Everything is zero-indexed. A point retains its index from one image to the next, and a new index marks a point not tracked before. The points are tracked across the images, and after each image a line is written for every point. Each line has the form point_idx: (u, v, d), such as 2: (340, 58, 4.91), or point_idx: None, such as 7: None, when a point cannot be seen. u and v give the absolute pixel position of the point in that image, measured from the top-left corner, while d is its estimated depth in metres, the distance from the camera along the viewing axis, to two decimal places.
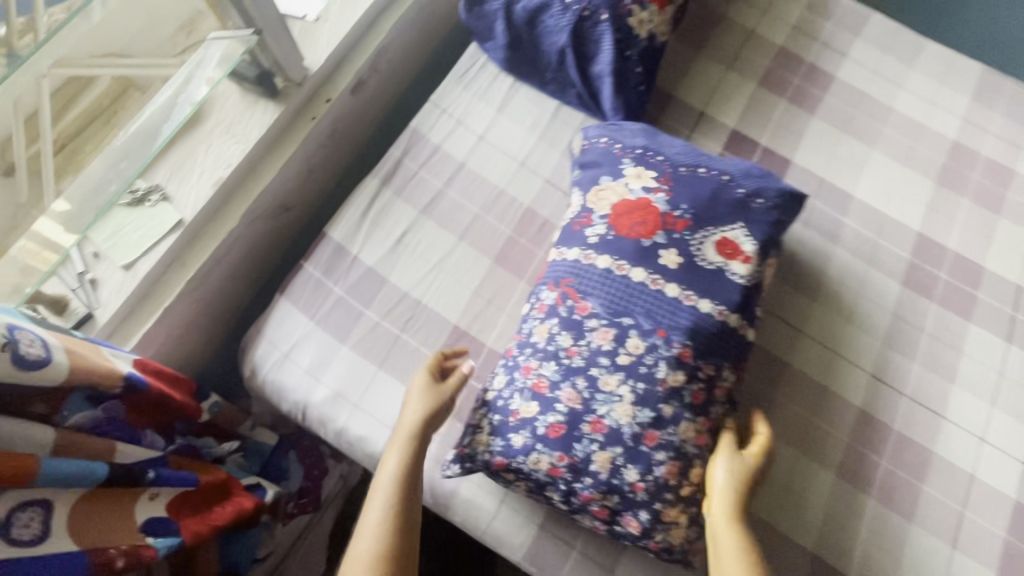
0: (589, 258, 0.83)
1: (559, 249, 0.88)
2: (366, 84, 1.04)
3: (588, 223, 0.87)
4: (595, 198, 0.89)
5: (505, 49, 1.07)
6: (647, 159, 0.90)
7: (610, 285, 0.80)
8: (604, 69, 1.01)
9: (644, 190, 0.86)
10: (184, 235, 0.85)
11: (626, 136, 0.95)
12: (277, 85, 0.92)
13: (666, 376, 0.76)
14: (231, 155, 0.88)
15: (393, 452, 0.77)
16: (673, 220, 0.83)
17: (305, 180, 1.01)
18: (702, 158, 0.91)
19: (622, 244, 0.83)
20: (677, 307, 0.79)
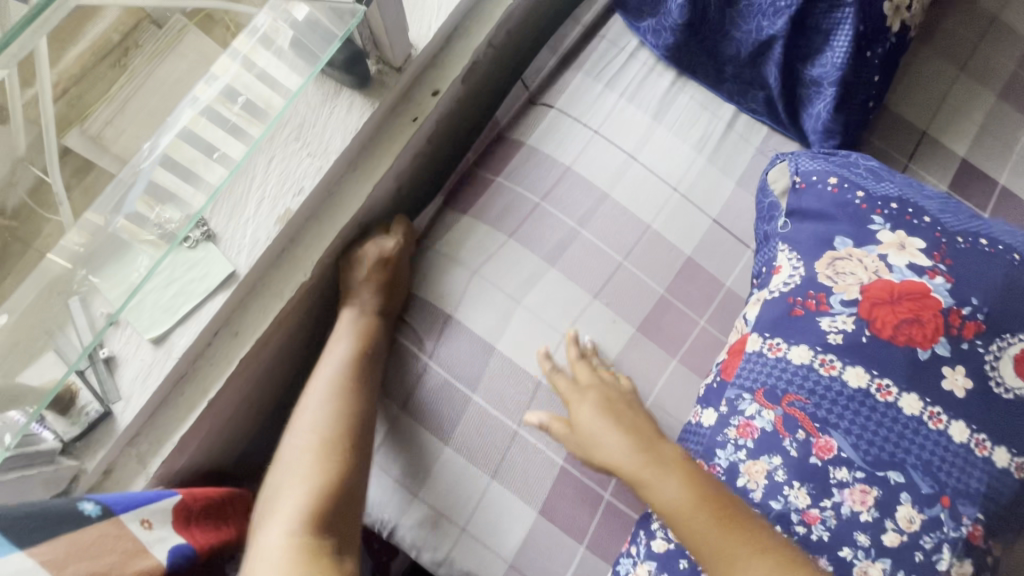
0: (829, 367, 0.57)
1: (768, 338, 0.62)
2: (481, 68, 0.75)
3: (823, 309, 0.60)
4: (830, 270, 0.62)
5: (677, 32, 0.77)
6: (906, 220, 0.63)
7: (866, 417, 0.55)
8: (827, 74, 0.71)
9: (911, 269, 0.60)
10: (237, 293, 0.59)
11: (867, 179, 0.68)
12: (368, 70, 0.63)
13: (950, 567, 0.53)
14: (303, 175, 0.61)
15: (349, 330, 0.68)
16: (959, 321, 0.57)
17: (393, 200, 0.74)
18: (975, 222, 0.65)
19: (887, 353, 0.57)
20: (968, 462, 0.54)
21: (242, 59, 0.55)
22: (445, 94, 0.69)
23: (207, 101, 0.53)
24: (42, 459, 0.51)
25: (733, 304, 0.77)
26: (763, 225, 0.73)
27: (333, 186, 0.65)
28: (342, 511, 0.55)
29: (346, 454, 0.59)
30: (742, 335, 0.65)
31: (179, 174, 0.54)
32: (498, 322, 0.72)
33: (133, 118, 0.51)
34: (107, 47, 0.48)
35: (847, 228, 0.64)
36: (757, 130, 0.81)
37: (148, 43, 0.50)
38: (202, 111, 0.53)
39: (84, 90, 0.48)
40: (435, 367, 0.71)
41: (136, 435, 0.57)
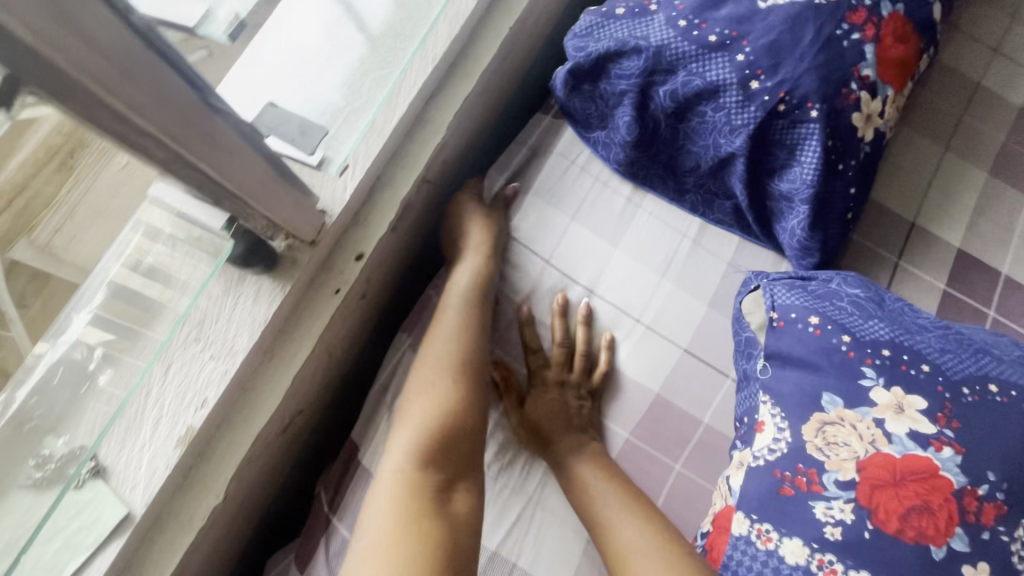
0: (829, 572, 0.49)
1: (756, 522, 0.53)
2: (415, 209, 0.67)
3: (816, 491, 0.52)
4: (819, 438, 0.54)
5: (628, 147, 0.69)
6: (902, 371, 0.54)
7: None
8: (797, 190, 0.63)
9: (913, 438, 0.51)
10: (137, 533, 0.51)
11: (851, 316, 0.59)
12: (276, 249, 0.56)
13: None
14: (207, 381, 0.53)
15: (467, 260, 0.69)
16: (977, 506, 0.49)
17: (329, 367, 0.66)
18: (982, 360, 0.56)
19: (896, 554, 0.48)
20: None
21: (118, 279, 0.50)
22: (372, 254, 0.62)
23: (75, 336, 0.48)
24: None
25: (717, 444, 0.67)
26: (741, 361, 0.65)
27: (246, 381, 0.57)
28: (466, 446, 0.57)
29: (467, 405, 0.59)
30: (727, 508, 0.57)
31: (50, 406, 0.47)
32: None
33: (82, 224, 0.49)
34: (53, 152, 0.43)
35: (832, 382, 0.55)
36: (727, 240, 0.73)
37: (83, 159, 0.46)
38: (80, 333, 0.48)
39: (28, 200, 0.46)
40: None
41: None
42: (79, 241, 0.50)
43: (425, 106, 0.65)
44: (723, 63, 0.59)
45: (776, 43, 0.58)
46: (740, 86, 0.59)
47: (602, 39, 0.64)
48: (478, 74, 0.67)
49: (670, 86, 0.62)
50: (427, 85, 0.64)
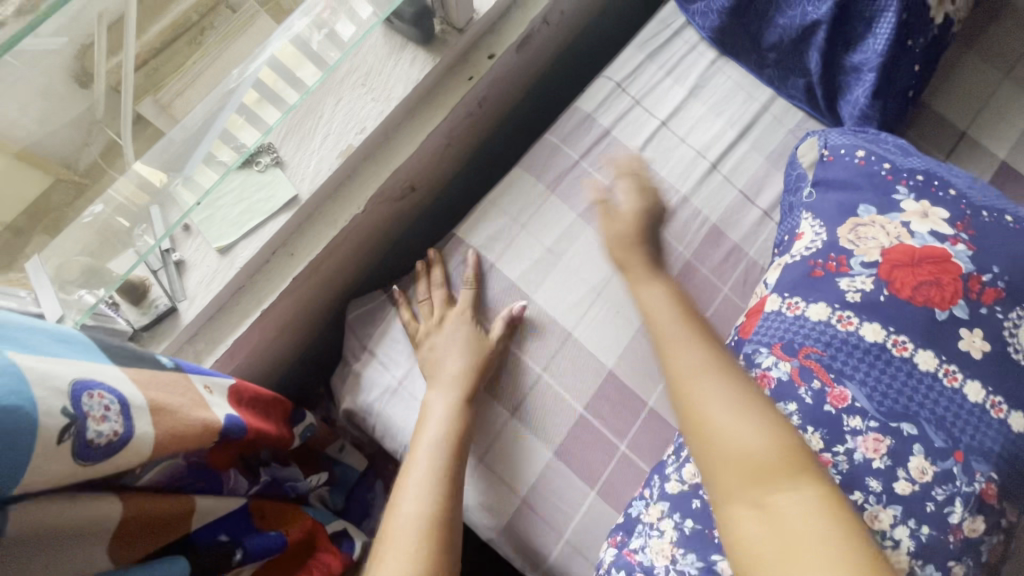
0: (846, 323, 0.59)
1: (787, 297, 0.64)
2: (535, 40, 0.79)
3: (843, 270, 0.62)
4: (853, 234, 0.64)
5: (725, 16, 0.81)
6: (933, 190, 0.64)
7: (882, 371, 0.56)
8: (868, 60, 0.74)
9: (934, 236, 0.61)
10: (298, 216, 0.64)
11: (895, 153, 0.68)
12: (434, 28, 0.69)
13: (962, 524, 0.51)
14: (367, 115, 0.67)
15: (455, 360, 0.69)
16: (979, 288, 0.58)
17: (442, 156, 0.78)
18: (1005, 203, 0.64)
19: (906, 313, 0.58)
20: (983, 423, 0.54)
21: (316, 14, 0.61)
22: (501, 58, 0.74)
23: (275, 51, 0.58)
24: (114, 339, 0.56)
25: (752, 273, 0.79)
26: (790, 196, 0.75)
27: (390, 132, 0.70)
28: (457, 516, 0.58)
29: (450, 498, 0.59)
30: (762, 297, 0.67)
31: (263, 93, 0.60)
32: (528, 272, 0.75)
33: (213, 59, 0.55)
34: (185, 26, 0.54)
35: (870, 198, 0.65)
36: (792, 114, 0.83)
37: (220, 24, 0.55)
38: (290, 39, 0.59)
39: (161, 62, 0.53)
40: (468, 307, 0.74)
41: (195, 336, 0.62)
42: (190, 102, 0.55)
43: None
44: None
45: None
46: None
47: None
48: None
49: None
50: None
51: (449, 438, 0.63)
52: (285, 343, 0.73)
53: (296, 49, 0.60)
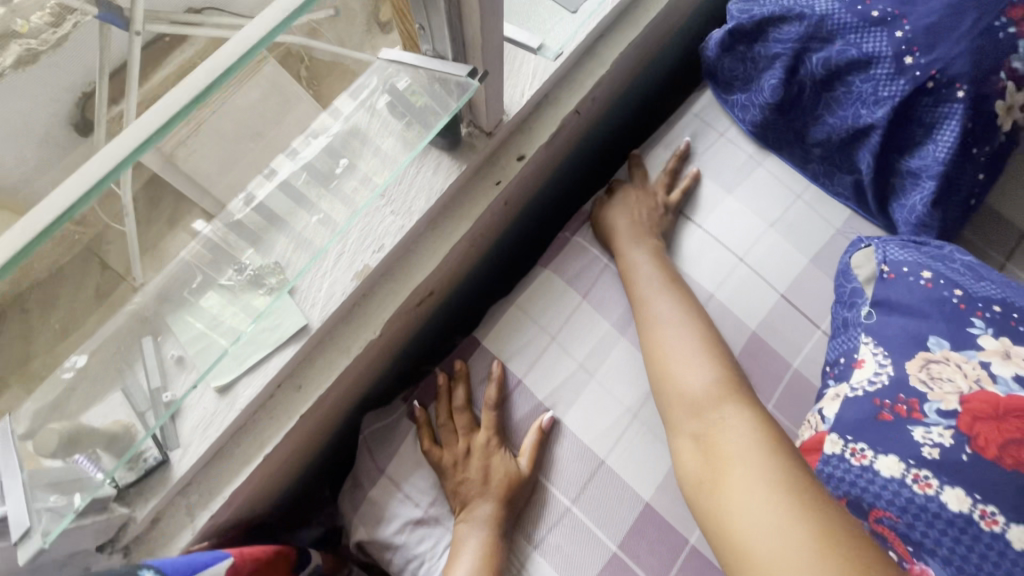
0: (924, 485, 0.52)
1: (850, 442, 0.57)
2: (565, 134, 0.74)
3: (916, 416, 0.55)
4: (923, 370, 0.57)
5: (767, 109, 0.75)
6: (1011, 325, 0.58)
7: (970, 548, 0.50)
8: (928, 167, 0.67)
9: (1019, 382, 0.54)
10: (307, 346, 0.58)
11: (963, 276, 0.62)
12: (460, 132, 0.63)
13: None
14: (385, 231, 0.61)
15: (489, 492, 0.63)
16: None
17: (463, 259, 0.72)
18: None
19: (992, 476, 0.51)
20: None
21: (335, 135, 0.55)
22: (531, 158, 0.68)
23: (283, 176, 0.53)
24: (94, 507, 0.49)
25: (804, 390, 0.72)
26: (842, 311, 0.69)
27: (410, 244, 0.63)
28: None
29: None
30: (819, 432, 0.60)
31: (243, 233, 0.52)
32: (558, 389, 0.69)
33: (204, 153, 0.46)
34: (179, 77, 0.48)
35: (942, 329, 0.59)
36: (840, 212, 0.77)
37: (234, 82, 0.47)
38: (280, 183, 0.52)
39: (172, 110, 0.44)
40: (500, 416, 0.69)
41: (188, 485, 0.55)
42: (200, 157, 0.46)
43: (596, 42, 0.72)
44: (882, 37, 0.65)
45: (935, 25, 0.63)
46: (893, 60, 0.65)
47: (767, 6, 0.73)
48: (645, 23, 0.73)
49: (824, 54, 0.69)
50: (602, 24, 0.70)
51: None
52: (288, 470, 0.66)
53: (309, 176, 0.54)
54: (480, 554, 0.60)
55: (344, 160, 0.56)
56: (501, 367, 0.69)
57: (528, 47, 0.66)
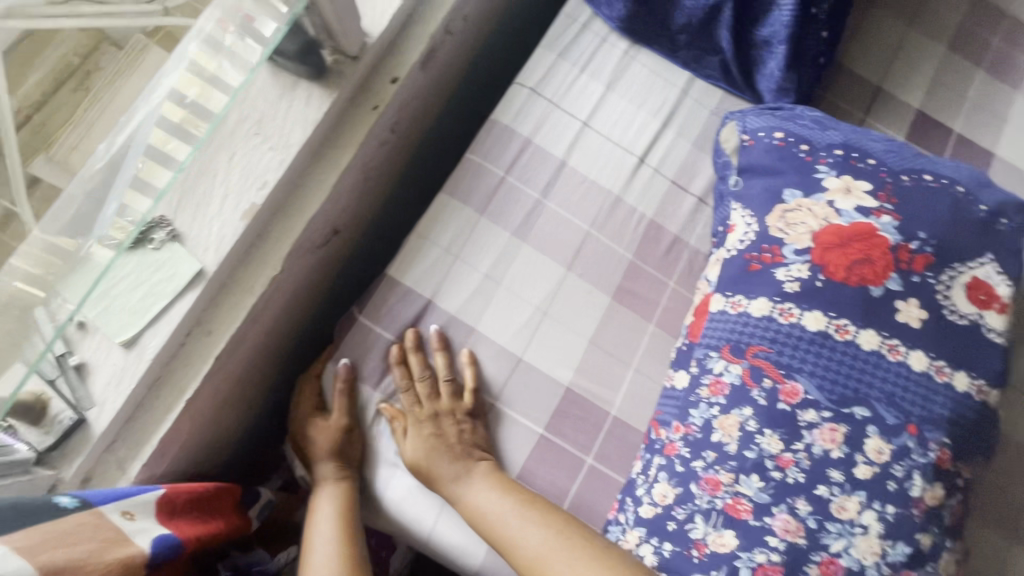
0: (789, 315, 0.58)
1: (729, 296, 0.63)
2: (440, 55, 0.75)
3: (778, 261, 0.61)
4: (780, 221, 0.63)
5: (629, 3, 0.78)
6: (854, 164, 0.64)
7: (828, 356, 0.56)
8: (777, 33, 0.73)
9: (859, 211, 0.61)
10: (208, 290, 0.59)
11: (811, 130, 0.68)
12: (324, 60, 0.63)
13: (923, 493, 0.53)
14: (266, 167, 0.61)
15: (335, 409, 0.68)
16: (909, 256, 0.58)
17: (360, 193, 0.73)
18: (920, 160, 0.66)
19: (841, 295, 0.58)
20: (930, 389, 0.55)
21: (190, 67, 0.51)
22: (405, 81, 0.69)
23: (148, 119, 0.50)
24: (15, 470, 0.49)
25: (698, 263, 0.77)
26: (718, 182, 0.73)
27: (296, 179, 0.64)
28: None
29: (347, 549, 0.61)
30: (707, 295, 0.67)
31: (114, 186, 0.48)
32: (468, 300, 0.72)
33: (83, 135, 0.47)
34: (68, 70, 0.46)
35: (794, 181, 0.64)
36: (713, 94, 0.82)
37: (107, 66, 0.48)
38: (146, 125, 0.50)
39: (47, 117, 0.45)
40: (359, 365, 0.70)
41: (114, 442, 0.56)
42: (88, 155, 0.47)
43: None
44: None
45: None
46: None
47: None
48: None
49: None
50: None
51: (343, 522, 0.63)
52: (223, 424, 0.68)
53: (168, 116, 0.51)
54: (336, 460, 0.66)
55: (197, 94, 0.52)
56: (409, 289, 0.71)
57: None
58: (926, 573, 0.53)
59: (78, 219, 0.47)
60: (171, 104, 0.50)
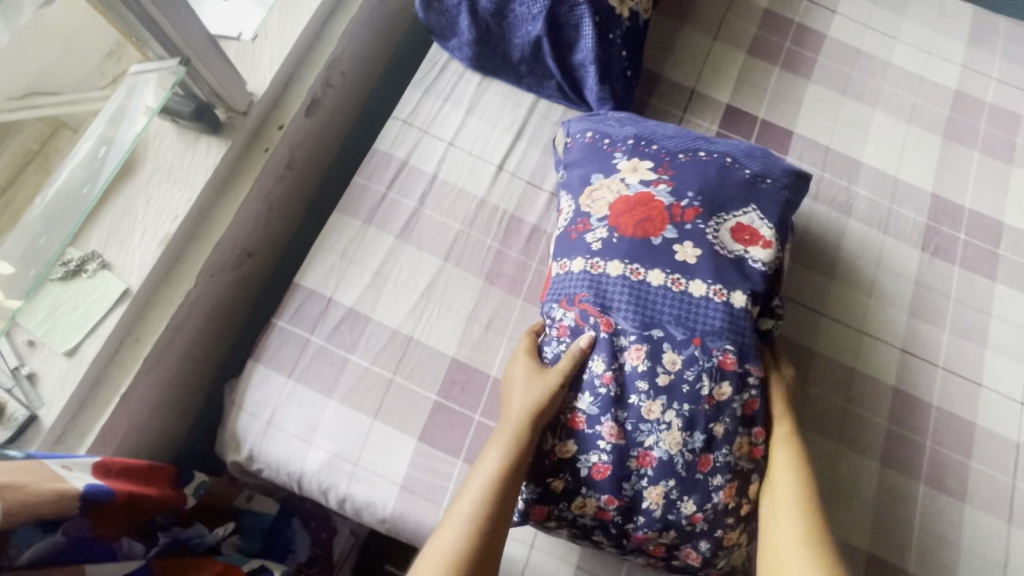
0: (597, 267, 0.73)
1: (559, 261, 0.78)
2: (323, 104, 0.93)
3: (586, 228, 0.77)
4: (588, 199, 0.79)
5: (472, 46, 0.97)
6: (641, 149, 0.80)
7: (631, 295, 0.71)
8: (586, 56, 0.91)
9: (643, 183, 0.77)
10: (134, 305, 0.73)
11: (613, 127, 0.85)
12: (219, 117, 0.80)
13: (711, 390, 0.68)
14: (177, 204, 0.76)
15: (493, 450, 0.66)
16: (681, 211, 0.75)
17: (266, 220, 0.89)
18: (698, 142, 0.83)
19: (631, 246, 0.73)
20: (708, 307, 0.71)
21: (101, 135, 0.70)
22: (290, 126, 0.86)
23: (66, 178, 0.68)
24: None
25: None
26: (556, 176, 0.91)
27: (205, 211, 0.80)
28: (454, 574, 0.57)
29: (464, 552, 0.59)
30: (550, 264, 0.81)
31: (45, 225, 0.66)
32: (362, 296, 0.86)
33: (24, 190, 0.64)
34: (29, 154, 0.64)
35: (597, 167, 0.81)
36: (555, 109, 1.00)
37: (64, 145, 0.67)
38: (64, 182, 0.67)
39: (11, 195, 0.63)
40: (262, 365, 0.82)
41: (63, 435, 0.69)
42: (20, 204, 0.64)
43: (322, 27, 0.90)
44: None
45: None
46: None
47: None
48: (358, 4, 0.92)
49: None
50: (320, 12, 0.89)
51: (472, 523, 0.60)
52: (162, 421, 0.81)
53: (81, 171, 0.69)
54: (504, 454, 0.65)
55: (101, 151, 0.70)
56: (309, 292, 0.86)
57: (229, 36, 0.83)
58: (720, 453, 0.68)
59: (12, 281, 0.63)
60: (89, 162, 0.69)
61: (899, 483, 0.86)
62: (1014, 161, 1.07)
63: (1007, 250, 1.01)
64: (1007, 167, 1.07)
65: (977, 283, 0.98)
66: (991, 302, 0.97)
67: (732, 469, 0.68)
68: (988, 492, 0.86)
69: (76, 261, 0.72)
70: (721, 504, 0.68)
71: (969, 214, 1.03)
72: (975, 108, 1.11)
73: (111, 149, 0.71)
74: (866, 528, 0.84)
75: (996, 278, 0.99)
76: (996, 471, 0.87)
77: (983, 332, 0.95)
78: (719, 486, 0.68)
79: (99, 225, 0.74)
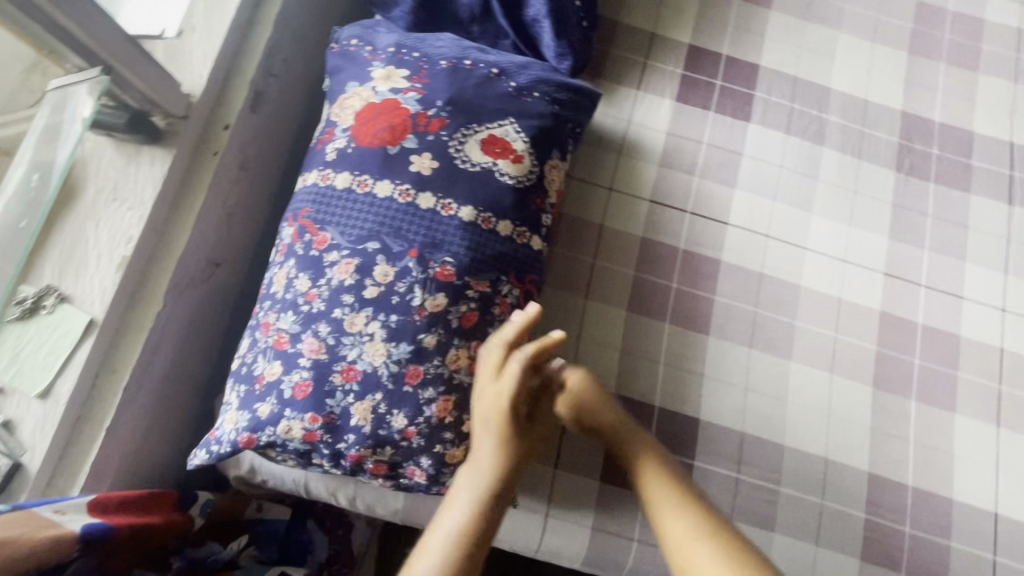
0: (327, 179, 0.71)
1: (321, 171, 0.72)
2: (268, 96, 0.87)
3: (329, 139, 0.74)
4: (339, 109, 0.76)
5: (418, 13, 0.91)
6: (399, 57, 0.76)
7: (349, 208, 0.69)
8: (539, 11, 0.87)
9: (390, 91, 0.73)
10: (103, 336, 0.70)
11: (377, 34, 0.81)
12: (158, 124, 0.74)
13: (422, 301, 0.66)
14: (129, 225, 0.72)
15: (460, 489, 0.66)
16: (425, 120, 0.71)
17: (228, 227, 0.85)
18: (473, 51, 0.79)
19: (365, 155, 0.71)
20: (436, 219, 0.68)
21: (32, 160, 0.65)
22: (237, 125, 0.81)
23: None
24: None
25: None
26: None
27: (161, 227, 0.75)
28: None
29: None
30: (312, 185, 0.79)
31: None
32: None
33: None
34: None
35: (358, 71, 0.78)
36: None
37: None
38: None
39: None
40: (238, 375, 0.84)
41: (53, 476, 0.67)
42: None
43: (253, 12, 0.84)
44: None
45: None
46: None
47: None
48: None
49: None
50: None
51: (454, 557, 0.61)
52: (156, 447, 0.79)
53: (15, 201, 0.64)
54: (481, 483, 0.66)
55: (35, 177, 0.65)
56: None
57: (151, 35, 0.77)
58: (429, 365, 0.66)
59: None
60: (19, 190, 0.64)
61: (892, 402, 0.89)
62: (980, 69, 1.06)
63: (980, 159, 1.01)
64: (974, 75, 1.06)
65: (952, 197, 0.99)
66: (967, 214, 0.98)
67: (445, 381, 0.67)
68: (975, 399, 0.90)
69: (31, 297, 0.67)
70: (435, 418, 0.67)
71: (941, 127, 1.02)
72: (937, 17, 1.09)
73: (44, 174, 0.66)
74: (866, 449, 0.87)
75: (971, 190, 1.00)
76: (980, 378, 0.91)
77: (961, 245, 0.97)
78: (430, 399, 0.67)
79: (50, 256, 0.69)
